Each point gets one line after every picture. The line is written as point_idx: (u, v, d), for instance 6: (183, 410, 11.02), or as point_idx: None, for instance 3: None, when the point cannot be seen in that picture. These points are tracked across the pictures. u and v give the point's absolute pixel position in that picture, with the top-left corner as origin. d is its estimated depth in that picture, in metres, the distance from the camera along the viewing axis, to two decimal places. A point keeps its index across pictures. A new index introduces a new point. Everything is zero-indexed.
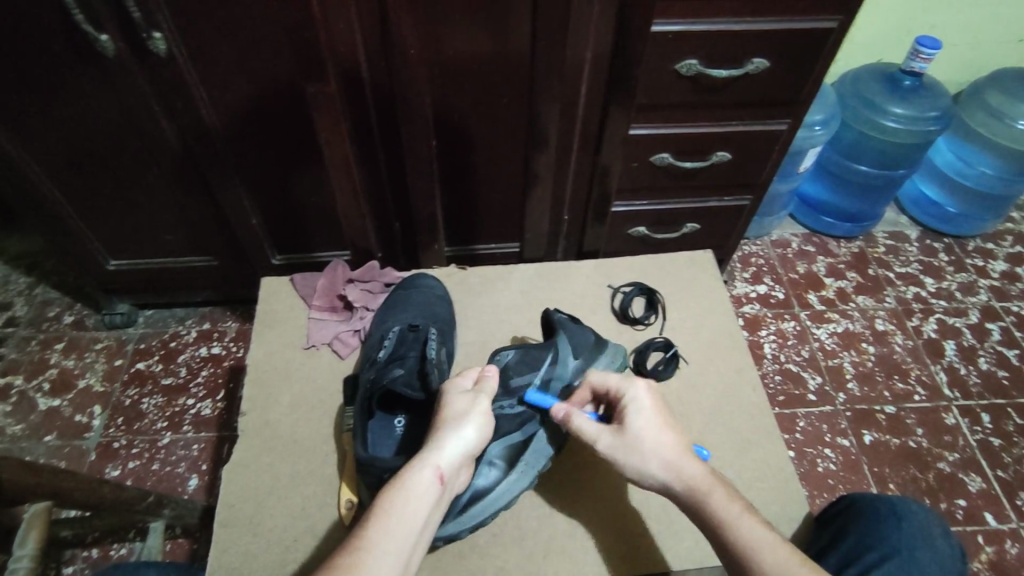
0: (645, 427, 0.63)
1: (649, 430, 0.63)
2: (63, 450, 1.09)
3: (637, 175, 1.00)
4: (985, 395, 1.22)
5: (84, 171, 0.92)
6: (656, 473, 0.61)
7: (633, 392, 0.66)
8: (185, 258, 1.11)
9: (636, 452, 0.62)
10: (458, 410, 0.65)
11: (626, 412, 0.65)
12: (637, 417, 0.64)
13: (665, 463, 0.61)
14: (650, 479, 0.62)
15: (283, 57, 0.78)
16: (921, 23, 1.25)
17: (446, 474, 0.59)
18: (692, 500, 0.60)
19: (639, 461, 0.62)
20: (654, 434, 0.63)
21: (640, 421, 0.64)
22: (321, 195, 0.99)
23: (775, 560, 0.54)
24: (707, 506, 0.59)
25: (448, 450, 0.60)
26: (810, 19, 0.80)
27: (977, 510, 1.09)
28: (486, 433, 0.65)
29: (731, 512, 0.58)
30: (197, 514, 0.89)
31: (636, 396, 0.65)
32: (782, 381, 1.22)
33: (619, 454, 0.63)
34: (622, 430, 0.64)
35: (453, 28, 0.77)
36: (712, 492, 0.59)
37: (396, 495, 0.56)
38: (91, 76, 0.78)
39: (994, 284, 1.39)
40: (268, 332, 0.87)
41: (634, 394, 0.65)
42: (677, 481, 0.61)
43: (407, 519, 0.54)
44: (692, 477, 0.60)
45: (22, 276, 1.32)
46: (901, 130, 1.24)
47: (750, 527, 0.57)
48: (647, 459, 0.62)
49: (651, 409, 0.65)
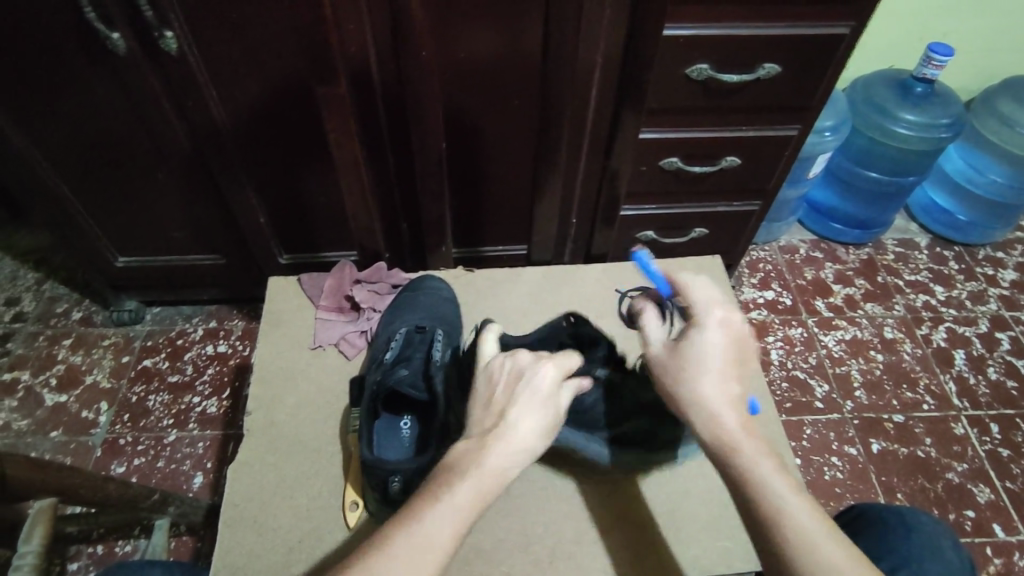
0: (702, 354, 0.57)
1: (706, 359, 0.57)
2: (69, 446, 1.09)
3: (646, 179, 1.00)
4: (994, 405, 1.21)
5: (95, 168, 0.93)
6: (697, 403, 0.56)
7: (711, 316, 0.58)
8: (192, 256, 1.11)
9: (685, 372, 0.57)
10: (531, 408, 0.56)
11: (693, 332, 0.58)
12: (700, 342, 0.57)
13: (707, 400, 0.55)
14: (688, 407, 0.56)
15: (294, 57, 0.78)
16: (933, 29, 1.24)
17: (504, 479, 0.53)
18: (723, 445, 0.54)
19: (680, 382, 0.57)
20: (709, 366, 0.56)
21: (699, 344, 0.57)
22: (330, 194, 0.99)
23: (805, 535, 0.48)
24: (742, 458, 0.52)
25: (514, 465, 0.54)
26: (823, 25, 0.79)
27: (986, 521, 1.08)
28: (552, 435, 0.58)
29: (766, 472, 0.51)
30: (201, 513, 0.89)
31: (710, 318, 0.58)
32: (789, 388, 1.22)
33: (667, 370, 0.58)
34: (681, 348, 0.58)
35: (464, 30, 0.77)
36: (741, 449, 0.52)
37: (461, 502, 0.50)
38: (103, 73, 0.79)
39: (1004, 293, 1.38)
40: (276, 332, 0.88)
41: (708, 318, 0.58)
42: (710, 422, 0.55)
43: (455, 521, 0.49)
44: (727, 424, 0.54)
45: (30, 272, 1.33)
46: (912, 136, 1.23)
47: (778, 491, 0.50)
48: (689, 387, 0.56)
49: (719, 335, 0.58)
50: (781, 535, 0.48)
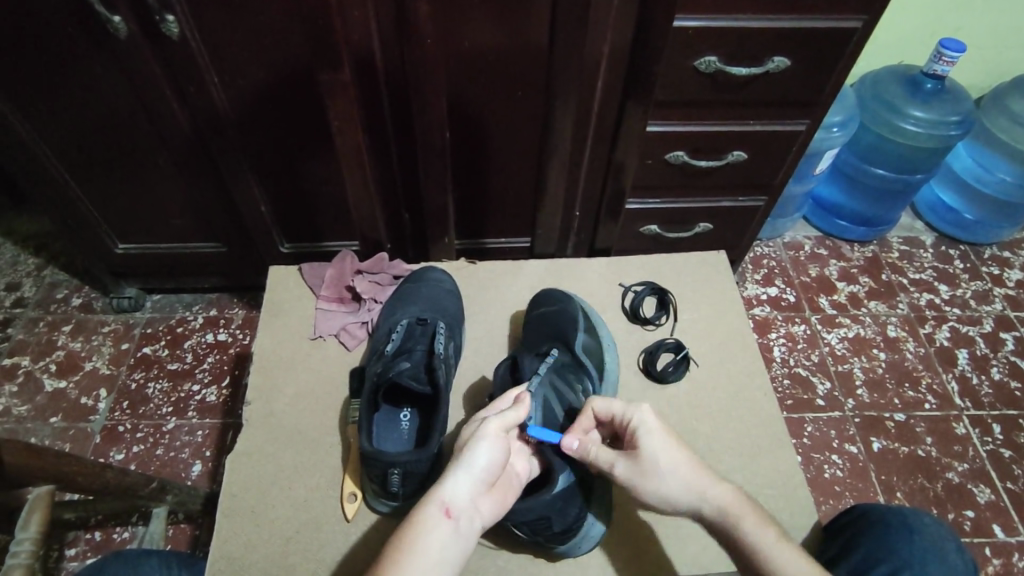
0: (659, 450, 0.60)
1: (665, 454, 0.60)
2: (68, 433, 1.09)
3: (652, 174, 0.99)
4: (996, 406, 1.21)
5: (95, 154, 0.92)
6: (680, 495, 0.59)
7: (639, 417, 0.62)
8: (193, 244, 1.10)
9: (654, 472, 0.59)
10: (465, 440, 0.61)
11: (636, 438, 0.61)
12: (651, 442, 0.61)
13: (694, 485, 0.59)
14: (675, 502, 0.59)
15: (297, 43, 0.77)
16: (945, 25, 1.23)
17: (455, 507, 0.55)
18: (723, 523, 0.57)
19: (659, 484, 0.59)
20: (673, 458, 0.59)
21: (653, 444, 0.60)
22: (332, 183, 0.98)
23: None
24: (739, 530, 0.56)
25: (455, 484, 0.57)
26: (835, 18, 0.78)
27: (985, 522, 1.07)
28: (502, 454, 0.60)
29: (764, 537, 0.56)
30: (199, 501, 0.89)
31: (643, 418, 0.62)
32: (790, 385, 1.21)
33: (636, 479, 0.60)
34: (636, 455, 0.61)
35: (469, 17, 0.76)
36: (744, 517, 0.57)
37: (407, 534, 0.53)
38: (103, 56, 0.78)
39: (1009, 293, 1.37)
40: (276, 322, 0.87)
41: (641, 419, 0.62)
42: (706, 504, 0.58)
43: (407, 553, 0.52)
44: (721, 499, 0.58)
45: (31, 257, 1.32)
46: (920, 134, 1.22)
47: (784, 553, 0.55)
48: (672, 485, 0.59)
49: (661, 431, 0.62)
50: None
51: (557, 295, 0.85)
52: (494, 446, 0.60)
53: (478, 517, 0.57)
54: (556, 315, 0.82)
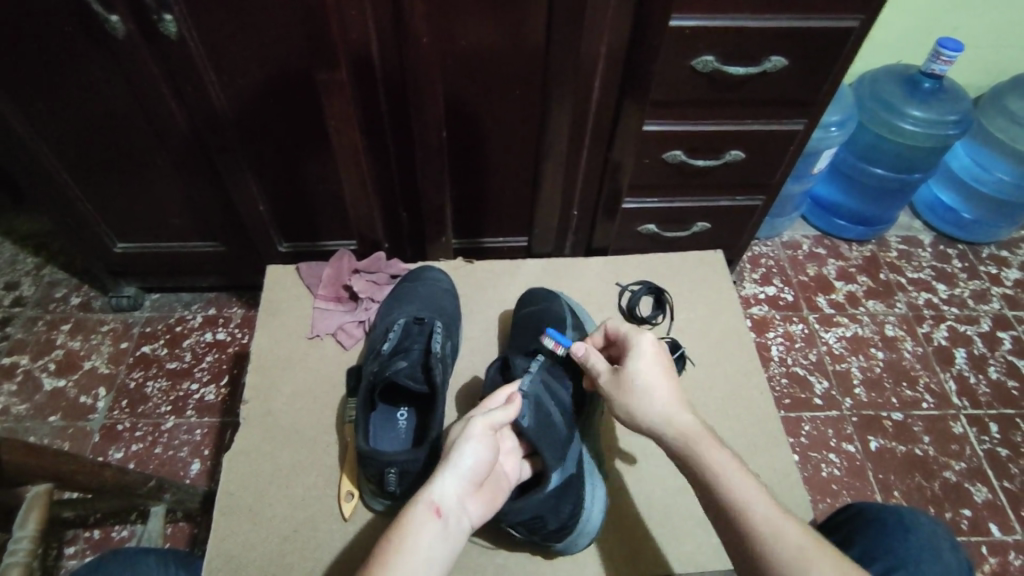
0: (643, 370, 0.63)
1: (645, 376, 0.62)
2: (67, 431, 1.09)
3: (649, 173, 0.99)
4: (993, 405, 1.21)
5: (94, 153, 0.92)
6: (648, 411, 0.61)
7: (637, 339, 0.65)
8: (191, 243, 1.10)
9: (628, 388, 0.62)
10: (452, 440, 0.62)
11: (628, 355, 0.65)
12: (639, 364, 0.63)
13: (661, 407, 0.60)
14: (640, 417, 0.61)
15: (295, 43, 0.77)
16: (943, 24, 1.23)
17: (444, 506, 0.55)
18: (682, 446, 0.58)
19: (631, 399, 0.62)
20: (653, 380, 0.62)
21: (640, 364, 0.63)
22: (330, 183, 0.98)
23: (761, 519, 0.52)
24: (696, 453, 0.57)
25: (444, 484, 0.57)
26: (831, 18, 0.78)
27: (982, 521, 1.08)
28: (489, 454, 0.61)
29: (721, 462, 0.56)
30: (197, 500, 0.89)
31: (640, 340, 0.65)
32: (788, 384, 1.21)
33: (611, 387, 0.64)
34: (620, 369, 0.64)
35: (467, 16, 0.76)
36: (703, 445, 0.57)
37: (395, 532, 0.53)
38: (101, 55, 0.78)
39: (1007, 292, 1.37)
40: (274, 321, 0.87)
41: (637, 343, 0.65)
42: (669, 425, 0.59)
43: (397, 551, 0.51)
44: (683, 425, 0.59)
45: (30, 256, 1.32)
46: (918, 133, 1.22)
47: (737, 483, 0.54)
48: (641, 397, 0.61)
49: (654, 356, 0.64)
50: (741, 524, 0.52)
51: (542, 295, 0.87)
52: (481, 446, 0.60)
53: (465, 516, 0.57)
54: (541, 312, 0.83)
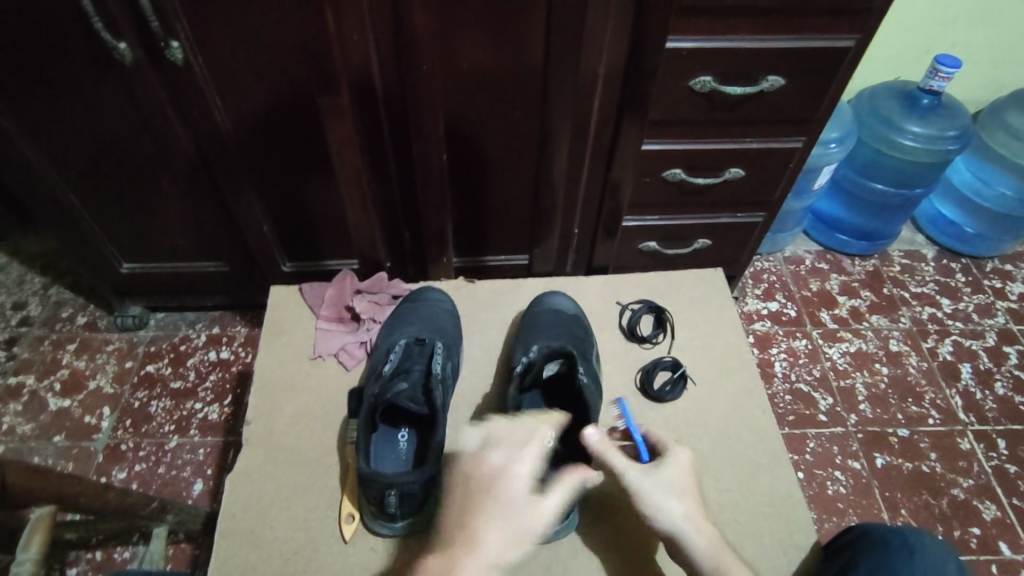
0: (679, 481, 0.63)
1: (677, 487, 0.63)
2: (71, 451, 1.10)
3: (649, 191, 0.99)
4: (1000, 420, 1.20)
5: (101, 176, 0.94)
6: (678, 525, 0.60)
7: (677, 451, 0.66)
8: (195, 263, 1.11)
9: (660, 496, 0.62)
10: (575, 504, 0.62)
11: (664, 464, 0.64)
12: (676, 472, 0.64)
13: (691, 517, 0.61)
14: (669, 528, 0.61)
15: (298, 68, 0.79)
16: (940, 40, 1.24)
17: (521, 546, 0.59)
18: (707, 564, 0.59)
19: (666, 506, 0.61)
20: (686, 487, 0.63)
21: (678, 471, 0.64)
22: (332, 204, 0.99)
23: None
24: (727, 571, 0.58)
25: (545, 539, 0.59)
26: (827, 37, 0.79)
27: (991, 539, 1.06)
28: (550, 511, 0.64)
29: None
30: (200, 521, 0.89)
31: (681, 451, 0.65)
32: (792, 401, 1.21)
33: (647, 492, 0.62)
34: (654, 473, 0.63)
35: (468, 40, 0.78)
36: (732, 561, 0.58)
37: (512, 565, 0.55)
38: (109, 81, 0.80)
39: (1012, 307, 1.37)
40: (277, 341, 0.88)
41: (678, 451, 0.66)
42: (696, 535, 0.60)
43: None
44: (709, 536, 0.60)
45: (37, 276, 1.34)
46: (918, 149, 1.23)
47: None
48: (674, 508, 0.61)
49: (688, 468, 0.65)
50: None
51: (567, 303, 0.91)
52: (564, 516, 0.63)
53: None
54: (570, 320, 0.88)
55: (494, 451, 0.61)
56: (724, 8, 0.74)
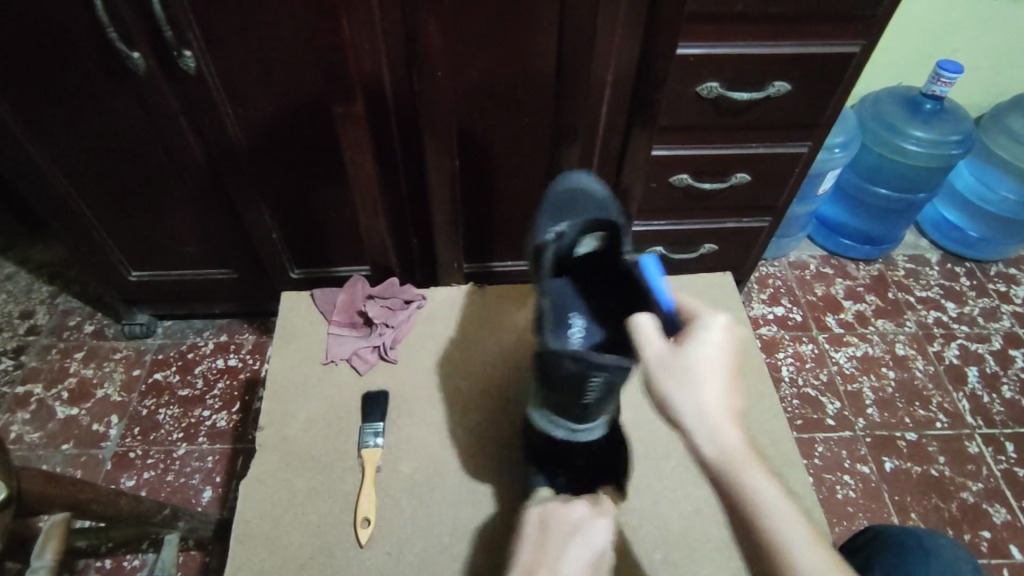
0: (704, 360, 0.51)
1: (700, 369, 0.51)
2: (79, 459, 1.10)
3: (657, 197, 1.00)
4: (1008, 423, 1.20)
5: (112, 184, 0.94)
6: (692, 418, 0.50)
7: (708, 323, 0.53)
8: (204, 270, 1.12)
9: (676, 376, 0.51)
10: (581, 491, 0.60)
11: (691, 339, 0.53)
12: (703, 350, 0.52)
13: (710, 412, 0.50)
14: (684, 421, 0.50)
15: (310, 77, 0.80)
16: (941, 47, 1.25)
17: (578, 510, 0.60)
18: (722, 468, 0.48)
19: (680, 392, 0.51)
20: (710, 374, 0.51)
21: (703, 350, 0.52)
22: (342, 211, 0.99)
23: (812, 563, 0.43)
24: (742, 477, 0.47)
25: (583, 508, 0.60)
26: (833, 44, 0.80)
27: (1002, 542, 1.06)
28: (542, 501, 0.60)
29: (767, 491, 0.46)
30: (211, 529, 0.89)
31: (711, 323, 0.53)
32: (800, 405, 1.21)
33: (663, 373, 0.52)
34: (678, 350, 0.52)
35: (479, 48, 0.79)
36: (747, 468, 0.47)
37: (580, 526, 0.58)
38: (122, 90, 0.80)
39: (1017, 310, 1.37)
40: (288, 347, 0.88)
41: (706, 325, 0.53)
42: (710, 437, 0.49)
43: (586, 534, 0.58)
44: (730, 441, 0.48)
45: (45, 285, 1.34)
46: (922, 153, 1.23)
47: (786, 525, 0.45)
48: (689, 396, 0.50)
49: (720, 344, 0.52)
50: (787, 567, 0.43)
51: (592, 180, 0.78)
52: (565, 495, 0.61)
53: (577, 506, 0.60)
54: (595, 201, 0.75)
55: (583, 507, 0.59)
56: (732, 15, 0.75)
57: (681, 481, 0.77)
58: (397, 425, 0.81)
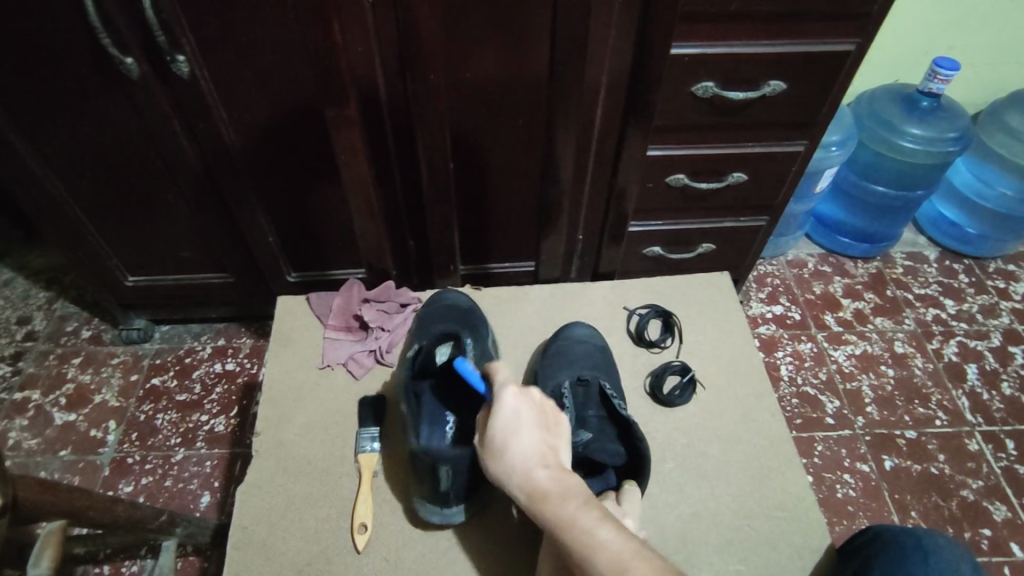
0: (507, 422, 0.56)
1: (504, 426, 0.56)
2: (77, 465, 1.09)
3: (654, 197, 1.00)
4: (1008, 421, 1.20)
5: (106, 190, 0.94)
6: (513, 479, 0.54)
7: (501, 389, 0.59)
8: (201, 275, 1.11)
9: (493, 448, 0.56)
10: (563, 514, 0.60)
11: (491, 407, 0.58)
12: (499, 414, 0.57)
13: (517, 459, 0.54)
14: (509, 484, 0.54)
15: (303, 80, 0.79)
16: (938, 43, 1.25)
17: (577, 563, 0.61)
18: (538, 512, 0.51)
19: (500, 451, 0.55)
20: (515, 426, 0.56)
21: (506, 409, 0.57)
22: (338, 213, 0.99)
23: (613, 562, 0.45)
24: (549, 512, 0.50)
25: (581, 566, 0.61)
26: (828, 42, 0.80)
27: (1003, 541, 1.06)
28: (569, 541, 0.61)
29: (571, 513, 0.49)
30: (209, 534, 0.88)
31: (504, 390, 0.58)
32: (799, 404, 1.20)
33: (485, 451, 0.57)
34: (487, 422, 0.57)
35: (472, 50, 0.78)
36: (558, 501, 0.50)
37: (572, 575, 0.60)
38: (115, 94, 0.80)
39: (1016, 307, 1.37)
40: (285, 351, 0.88)
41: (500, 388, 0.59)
42: (522, 481, 0.53)
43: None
44: (534, 482, 0.52)
45: (42, 291, 1.34)
46: (918, 150, 1.23)
47: (595, 531, 0.47)
48: (502, 462, 0.55)
49: (513, 401, 0.57)
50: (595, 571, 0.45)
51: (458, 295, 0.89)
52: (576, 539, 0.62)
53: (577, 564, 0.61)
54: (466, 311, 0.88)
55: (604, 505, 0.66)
56: (726, 14, 0.75)
57: (679, 484, 0.77)
58: (393, 429, 0.81)
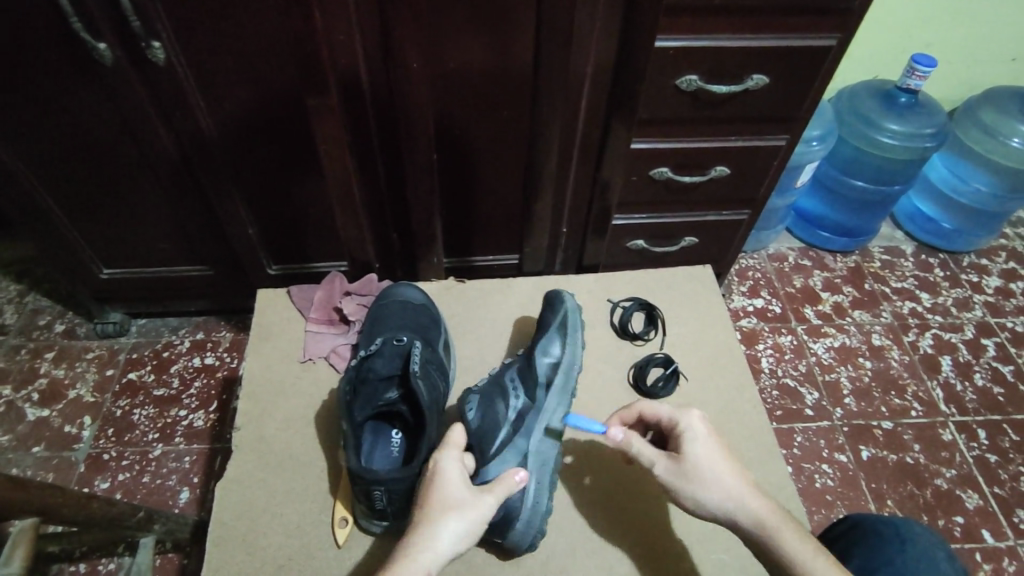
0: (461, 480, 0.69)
1: (699, 476, 0.61)
2: (51, 462, 1.07)
3: (637, 190, 1.00)
4: (980, 411, 1.23)
5: (78, 179, 0.91)
6: (721, 504, 0.61)
7: (687, 421, 0.64)
8: (179, 267, 1.09)
9: (697, 478, 0.61)
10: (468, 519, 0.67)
11: (683, 441, 0.63)
12: (696, 446, 0.63)
13: (732, 491, 0.61)
14: (713, 509, 0.61)
15: (284, 69, 0.78)
16: (916, 39, 1.26)
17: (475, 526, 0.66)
18: (759, 532, 0.59)
19: (701, 495, 0.61)
20: (716, 475, 0.61)
21: (702, 451, 0.63)
22: (320, 205, 0.98)
23: None
24: (783, 545, 0.58)
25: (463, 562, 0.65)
26: (809, 37, 0.80)
27: (974, 528, 1.08)
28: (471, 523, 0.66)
29: (801, 550, 0.57)
30: (189, 529, 0.87)
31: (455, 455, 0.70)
32: (779, 396, 1.22)
33: (679, 482, 0.62)
34: (680, 458, 0.63)
35: (456, 40, 0.77)
36: (787, 532, 0.58)
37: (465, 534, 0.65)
38: (87, 81, 0.78)
39: (989, 300, 1.40)
40: (266, 345, 0.87)
41: (688, 425, 0.64)
42: (743, 513, 0.60)
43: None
44: (756, 508, 0.60)
45: (13, 283, 1.30)
46: (897, 146, 1.25)
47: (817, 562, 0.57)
48: (712, 490, 0.61)
49: (707, 436, 0.64)
50: None
51: (411, 292, 0.90)
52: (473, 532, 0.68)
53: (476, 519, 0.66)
54: (416, 311, 0.87)
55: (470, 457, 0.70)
56: (711, 7, 0.75)
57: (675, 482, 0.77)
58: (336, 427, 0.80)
